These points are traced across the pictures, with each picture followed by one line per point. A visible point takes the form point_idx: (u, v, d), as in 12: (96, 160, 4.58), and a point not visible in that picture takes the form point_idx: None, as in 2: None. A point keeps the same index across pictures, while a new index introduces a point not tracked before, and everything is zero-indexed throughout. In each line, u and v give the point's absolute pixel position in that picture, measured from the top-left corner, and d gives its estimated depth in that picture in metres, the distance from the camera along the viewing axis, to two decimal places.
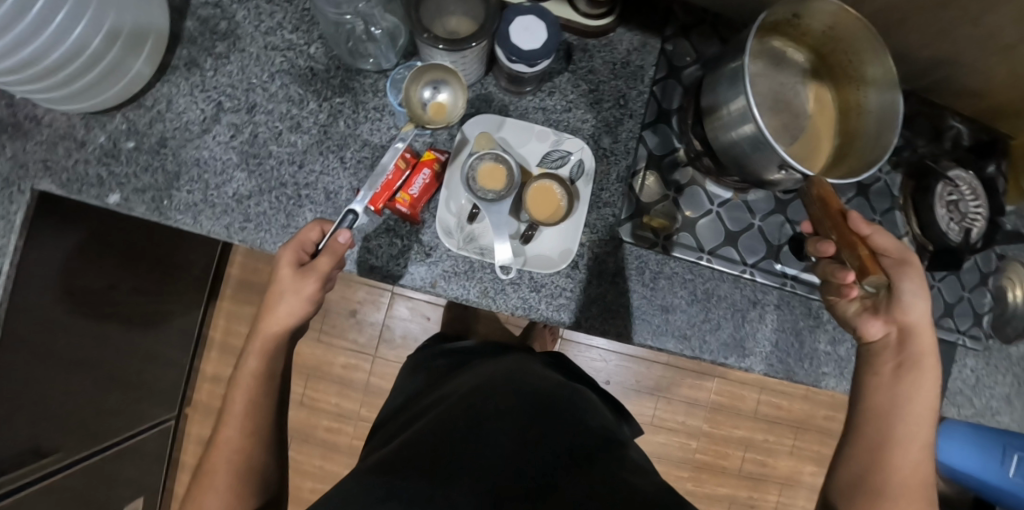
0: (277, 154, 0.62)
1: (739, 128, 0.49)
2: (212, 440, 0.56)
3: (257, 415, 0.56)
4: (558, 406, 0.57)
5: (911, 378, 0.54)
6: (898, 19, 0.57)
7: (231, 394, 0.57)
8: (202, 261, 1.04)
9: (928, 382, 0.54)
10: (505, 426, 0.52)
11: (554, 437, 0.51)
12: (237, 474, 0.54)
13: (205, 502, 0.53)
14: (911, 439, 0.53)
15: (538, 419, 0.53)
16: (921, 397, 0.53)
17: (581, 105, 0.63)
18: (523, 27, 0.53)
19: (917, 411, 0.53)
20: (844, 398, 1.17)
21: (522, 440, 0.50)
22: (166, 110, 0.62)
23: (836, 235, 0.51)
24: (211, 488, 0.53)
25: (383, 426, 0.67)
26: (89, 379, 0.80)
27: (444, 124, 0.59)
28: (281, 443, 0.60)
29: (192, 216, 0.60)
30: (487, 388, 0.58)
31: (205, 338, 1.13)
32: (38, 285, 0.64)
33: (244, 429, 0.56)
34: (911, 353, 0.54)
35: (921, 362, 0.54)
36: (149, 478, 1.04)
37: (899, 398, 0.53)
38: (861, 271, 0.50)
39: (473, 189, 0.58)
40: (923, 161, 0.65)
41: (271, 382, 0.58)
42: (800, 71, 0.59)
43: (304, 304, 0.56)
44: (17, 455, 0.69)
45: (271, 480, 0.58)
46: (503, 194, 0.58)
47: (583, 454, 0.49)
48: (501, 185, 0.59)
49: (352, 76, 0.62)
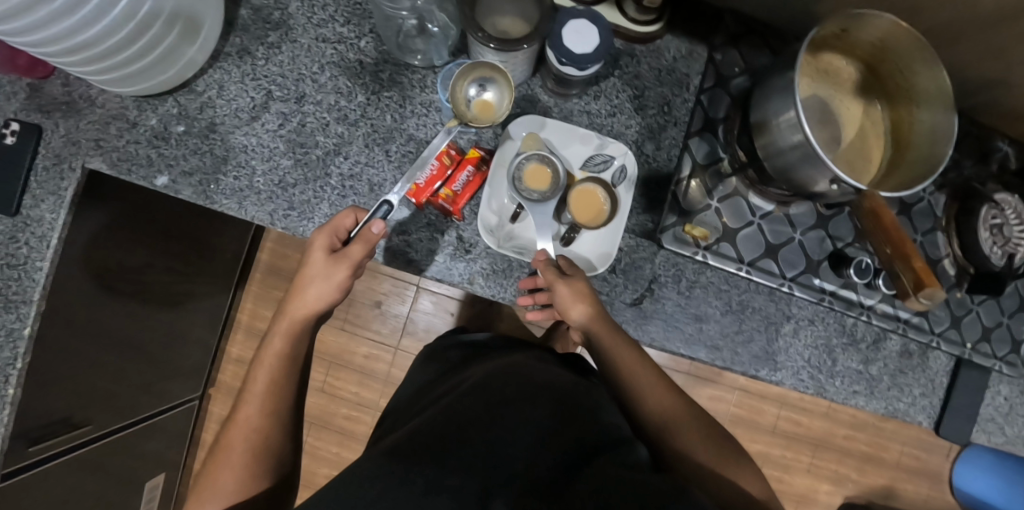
0: (323, 144, 0.62)
1: (790, 138, 0.49)
2: (231, 417, 0.54)
3: (279, 393, 0.55)
4: (580, 394, 0.52)
5: (617, 361, 0.55)
6: (954, 34, 0.56)
7: (253, 373, 0.56)
8: (233, 245, 1.05)
9: (644, 369, 0.56)
10: (523, 409, 0.47)
11: (574, 426, 0.46)
12: (254, 455, 0.52)
13: (221, 480, 0.50)
14: (656, 395, 0.54)
15: (560, 406, 0.49)
16: (632, 363, 0.55)
17: (626, 111, 0.63)
18: (575, 30, 0.53)
19: (645, 380, 0.55)
20: (865, 418, 1.15)
21: (539, 426, 0.46)
22: (217, 96, 0.63)
23: (891, 248, 0.47)
24: (227, 465, 0.51)
25: (391, 416, 0.60)
26: (122, 353, 0.81)
27: (489, 123, 0.59)
28: (299, 425, 0.57)
29: (237, 202, 0.62)
30: (508, 372, 0.54)
31: (231, 321, 1.14)
32: (80, 258, 0.65)
33: (265, 409, 0.53)
34: (592, 344, 0.57)
35: (612, 340, 0.55)
36: (171, 455, 1.06)
37: (615, 378, 0.55)
38: (918, 284, 0.45)
39: (519, 190, 0.59)
40: (970, 184, 0.64)
41: (294, 364, 0.56)
42: (851, 87, 0.59)
43: (333, 291, 0.57)
44: (54, 423, 0.70)
45: (285, 464, 0.55)
46: (548, 195, 0.58)
47: (604, 444, 0.45)
48: (547, 186, 0.59)
49: (400, 71, 0.63)
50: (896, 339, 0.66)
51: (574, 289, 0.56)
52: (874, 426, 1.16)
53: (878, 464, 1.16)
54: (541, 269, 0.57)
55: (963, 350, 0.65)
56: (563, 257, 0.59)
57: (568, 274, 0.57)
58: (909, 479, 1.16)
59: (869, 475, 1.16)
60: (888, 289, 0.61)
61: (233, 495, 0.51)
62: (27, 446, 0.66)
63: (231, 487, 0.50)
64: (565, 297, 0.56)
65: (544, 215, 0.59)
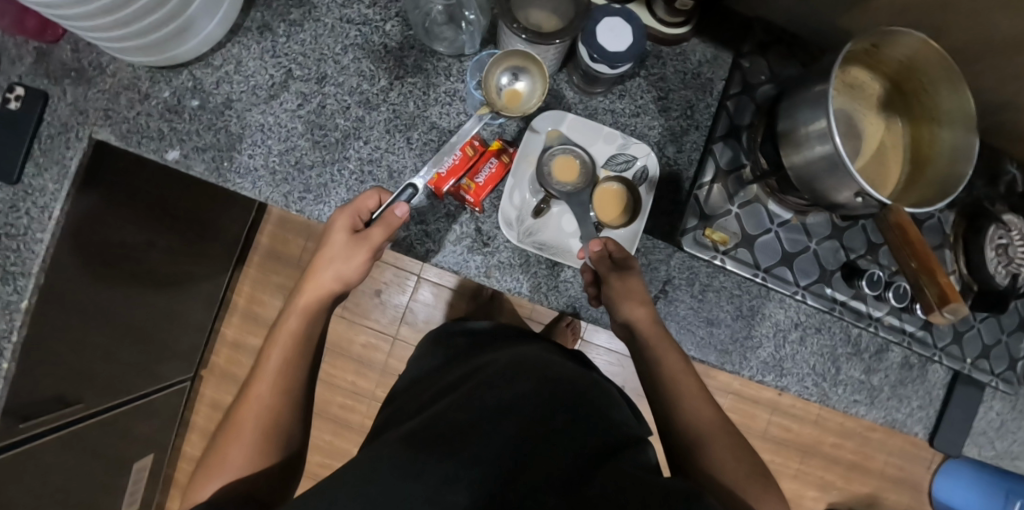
0: (343, 127, 0.61)
1: (816, 149, 0.49)
2: (243, 394, 0.53)
3: (291, 373, 0.54)
4: (594, 393, 0.49)
5: (659, 364, 0.55)
6: (976, 56, 0.57)
7: (267, 351, 0.54)
8: (235, 226, 1.03)
9: (689, 375, 0.55)
10: (538, 402, 0.44)
11: (588, 422, 0.43)
12: (264, 432, 0.51)
13: (230, 455, 0.49)
14: (697, 405, 0.53)
15: (574, 401, 0.45)
16: (678, 369, 0.55)
17: (650, 111, 0.63)
18: (610, 28, 0.53)
19: (688, 389, 0.54)
20: (853, 427, 1.18)
21: (554, 421, 0.42)
22: (235, 71, 0.61)
23: (916, 263, 0.47)
24: (237, 441, 0.50)
25: (398, 400, 0.58)
26: (117, 331, 0.79)
27: (517, 113, 0.58)
28: (311, 405, 0.56)
29: (251, 181, 0.61)
30: (521, 363, 0.50)
31: (228, 303, 1.13)
32: (83, 231, 0.63)
33: (277, 387, 0.52)
34: (642, 343, 0.57)
35: (662, 343, 0.56)
36: (160, 437, 1.04)
37: (657, 380, 0.55)
38: (941, 299, 0.46)
39: (550, 184, 0.60)
40: (979, 203, 0.65)
41: (307, 345, 0.55)
42: (875, 102, 0.59)
43: (348, 276, 0.57)
44: (45, 400, 0.68)
45: (294, 444, 0.54)
46: (580, 186, 0.60)
47: (619, 444, 0.42)
48: (577, 178, 0.61)
49: (426, 58, 0.62)
50: (898, 351, 0.68)
51: (630, 285, 0.56)
52: (861, 436, 1.18)
53: (863, 473, 1.19)
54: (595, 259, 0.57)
55: (963, 365, 0.66)
56: (613, 243, 0.58)
57: (623, 267, 0.57)
58: (891, 488, 1.19)
59: (854, 483, 1.19)
60: (897, 302, 0.62)
61: (243, 471, 0.49)
62: (18, 423, 0.63)
63: (240, 462, 0.49)
64: (619, 291, 0.56)
65: (579, 205, 0.60)
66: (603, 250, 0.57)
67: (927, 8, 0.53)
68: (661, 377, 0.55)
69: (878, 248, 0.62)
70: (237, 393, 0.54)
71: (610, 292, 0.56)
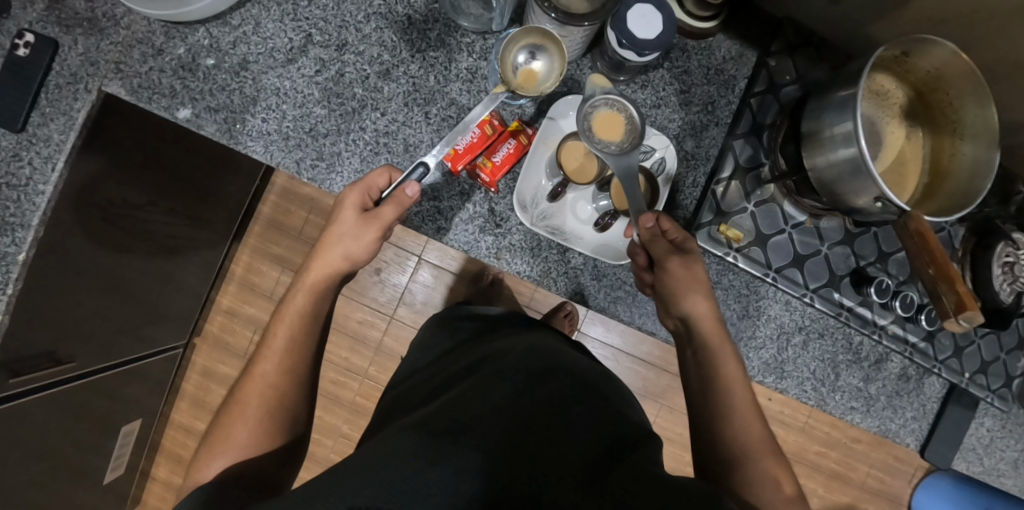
0: (361, 97, 0.61)
1: (839, 153, 0.48)
2: (248, 372, 0.53)
3: (296, 352, 0.53)
4: (607, 387, 0.49)
5: (716, 372, 0.55)
6: (1006, 75, 0.56)
7: (272, 330, 0.54)
8: (237, 195, 1.01)
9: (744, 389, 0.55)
10: (552, 394, 0.43)
11: (600, 415, 0.43)
12: (268, 411, 0.51)
13: (233, 434, 0.49)
14: (745, 420, 0.53)
15: (585, 393, 0.45)
16: (733, 377, 0.55)
17: (671, 104, 0.62)
18: (641, 15, 0.52)
19: (739, 400, 0.54)
20: (838, 437, 1.19)
21: (564, 412, 0.42)
22: (253, 32, 0.59)
23: (936, 271, 0.48)
24: (240, 418, 0.50)
25: (404, 386, 0.57)
26: (112, 291, 0.77)
27: (534, 92, 0.56)
28: (317, 385, 0.56)
29: (263, 145, 0.60)
30: (538, 353, 0.49)
31: (226, 271, 1.11)
32: (86, 185, 0.62)
33: (281, 366, 0.52)
34: (700, 339, 0.56)
35: (723, 347, 0.56)
36: (149, 401, 1.02)
37: (708, 387, 0.55)
38: (959, 306, 0.46)
39: (593, 141, 0.56)
40: (991, 221, 0.65)
41: (314, 323, 0.55)
42: (899, 110, 0.59)
43: (360, 254, 0.55)
44: (36, 357, 0.65)
45: (299, 424, 0.54)
46: (625, 148, 0.57)
47: (629, 440, 0.42)
48: (622, 135, 0.57)
49: (449, 32, 0.61)
50: (896, 361, 0.69)
51: (692, 273, 0.55)
52: (845, 445, 1.20)
53: (844, 483, 1.20)
54: (650, 240, 0.56)
55: (961, 379, 0.66)
56: (666, 221, 0.57)
57: (682, 250, 0.56)
58: (870, 499, 1.21)
59: (834, 492, 1.21)
60: (903, 311, 0.62)
61: (247, 450, 0.49)
62: (9, 378, 0.61)
63: (244, 442, 0.49)
64: (683, 280, 0.55)
65: (628, 167, 0.56)
66: (655, 226, 0.56)
67: (960, 21, 0.52)
68: (714, 385, 0.55)
69: (888, 257, 0.63)
70: (241, 370, 0.54)
71: (673, 281, 0.55)
